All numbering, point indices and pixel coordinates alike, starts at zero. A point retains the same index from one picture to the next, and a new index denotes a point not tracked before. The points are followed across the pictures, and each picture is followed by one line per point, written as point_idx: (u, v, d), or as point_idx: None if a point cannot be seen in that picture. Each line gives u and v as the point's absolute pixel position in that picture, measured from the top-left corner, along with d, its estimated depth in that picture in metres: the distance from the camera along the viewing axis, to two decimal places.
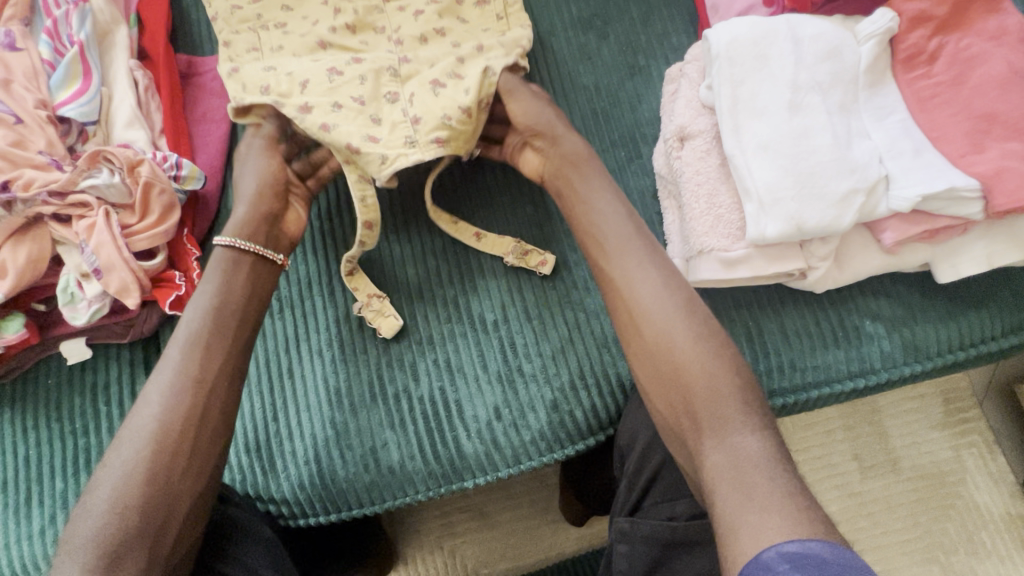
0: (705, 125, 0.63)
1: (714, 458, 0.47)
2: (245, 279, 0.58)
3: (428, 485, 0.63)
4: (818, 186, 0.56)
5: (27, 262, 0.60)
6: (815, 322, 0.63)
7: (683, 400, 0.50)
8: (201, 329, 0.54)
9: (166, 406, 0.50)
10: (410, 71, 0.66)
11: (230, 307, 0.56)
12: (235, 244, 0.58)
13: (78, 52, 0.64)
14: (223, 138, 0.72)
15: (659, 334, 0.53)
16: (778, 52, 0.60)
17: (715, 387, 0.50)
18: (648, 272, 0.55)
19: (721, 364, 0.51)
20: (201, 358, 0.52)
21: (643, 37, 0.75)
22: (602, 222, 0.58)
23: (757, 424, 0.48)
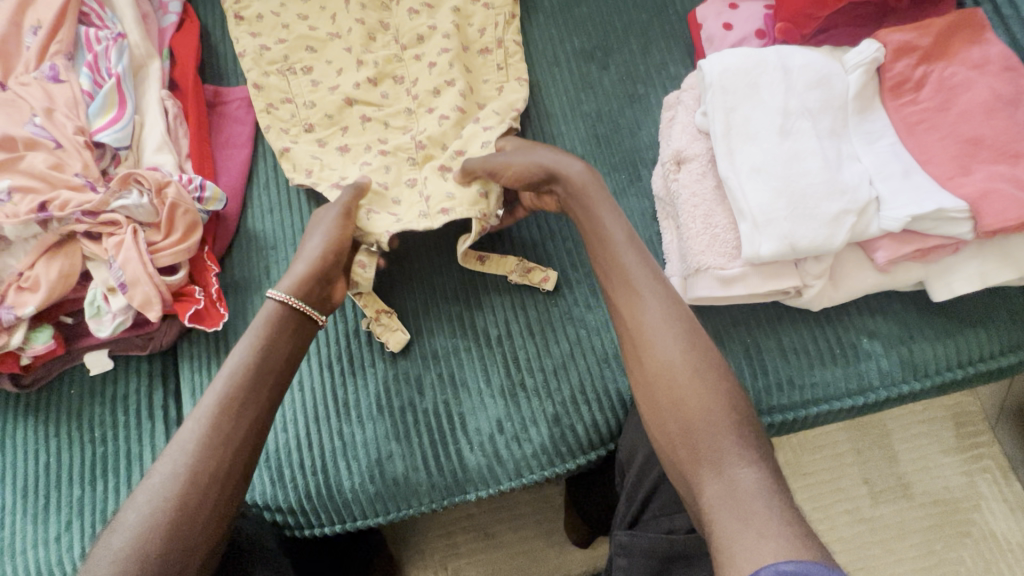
0: (701, 149, 0.65)
1: (714, 491, 0.47)
2: (291, 335, 0.58)
3: (431, 497, 0.64)
4: (810, 207, 0.58)
5: (58, 277, 0.64)
6: (812, 338, 0.65)
7: (683, 425, 0.51)
8: (257, 338, 0.57)
9: (214, 406, 0.52)
10: (426, 157, 0.72)
11: (270, 320, 0.58)
12: (288, 301, 0.59)
13: (115, 85, 0.69)
14: (244, 162, 0.76)
15: (660, 359, 0.54)
16: (769, 81, 0.63)
17: (712, 411, 0.51)
18: (658, 293, 0.56)
19: (718, 388, 0.52)
20: (246, 391, 0.53)
21: (643, 67, 0.79)
22: (633, 264, 0.58)
23: (754, 450, 0.49)
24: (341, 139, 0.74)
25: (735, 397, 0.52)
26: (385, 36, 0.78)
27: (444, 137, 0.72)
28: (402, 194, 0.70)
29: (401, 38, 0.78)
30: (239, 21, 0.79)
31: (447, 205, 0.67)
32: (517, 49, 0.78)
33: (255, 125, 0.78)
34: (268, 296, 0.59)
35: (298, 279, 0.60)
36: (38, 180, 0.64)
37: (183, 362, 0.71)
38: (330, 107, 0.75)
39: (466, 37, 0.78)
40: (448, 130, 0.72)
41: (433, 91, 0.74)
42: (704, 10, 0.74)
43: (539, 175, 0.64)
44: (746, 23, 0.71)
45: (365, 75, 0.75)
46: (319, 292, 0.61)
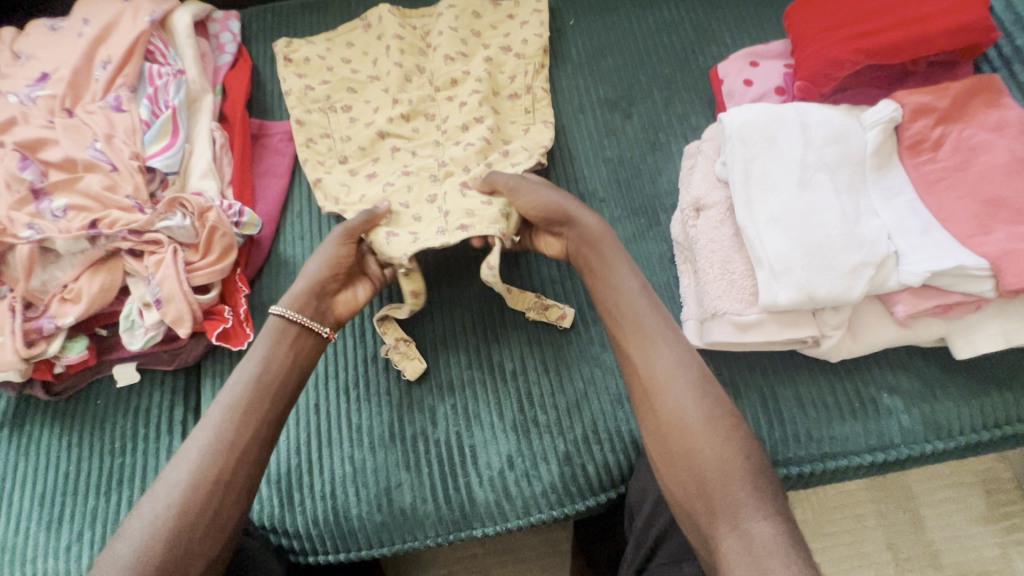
0: (719, 197, 0.67)
1: (730, 543, 0.46)
2: (294, 348, 0.60)
3: (437, 531, 0.64)
4: (828, 258, 0.59)
5: (100, 290, 0.67)
6: (829, 390, 0.64)
7: (697, 479, 0.50)
8: (269, 350, 0.59)
9: (223, 413, 0.54)
10: (447, 174, 0.75)
11: (285, 334, 0.60)
12: (286, 314, 0.61)
13: (170, 115, 0.74)
14: (281, 191, 0.81)
15: (673, 401, 0.54)
16: (787, 135, 0.64)
17: (728, 463, 0.50)
18: (667, 342, 0.57)
19: (732, 438, 0.51)
20: (256, 400, 0.55)
21: (665, 117, 0.82)
22: (640, 305, 0.59)
23: (768, 501, 0.48)
24: (371, 167, 0.78)
25: (749, 448, 0.51)
26: (421, 79, 0.83)
27: (467, 159, 0.75)
28: (423, 213, 0.71)
29: (436, 82, 0.82)
30: (287, 62, 0.85)
31: (467, 222, 0.67)
32: (544, 96, 0.82)
33: (294, 157, 0.83)
34: (271, 310, 0.61)
35: (303, 298, 0.62)
36: (92, 199, 0.69)
37: (206, 379, 0.73)
38: (364, 142, 0.79)
39: (498, 85, 0.82)
40: (471, 154, 0.75)
41: (462, 126, 0.78)
42: (724, 67, 0.77)
43: (557, 215, 0.65)
44: (766, 80, 0.74)
45: (400, 115, 0.79)
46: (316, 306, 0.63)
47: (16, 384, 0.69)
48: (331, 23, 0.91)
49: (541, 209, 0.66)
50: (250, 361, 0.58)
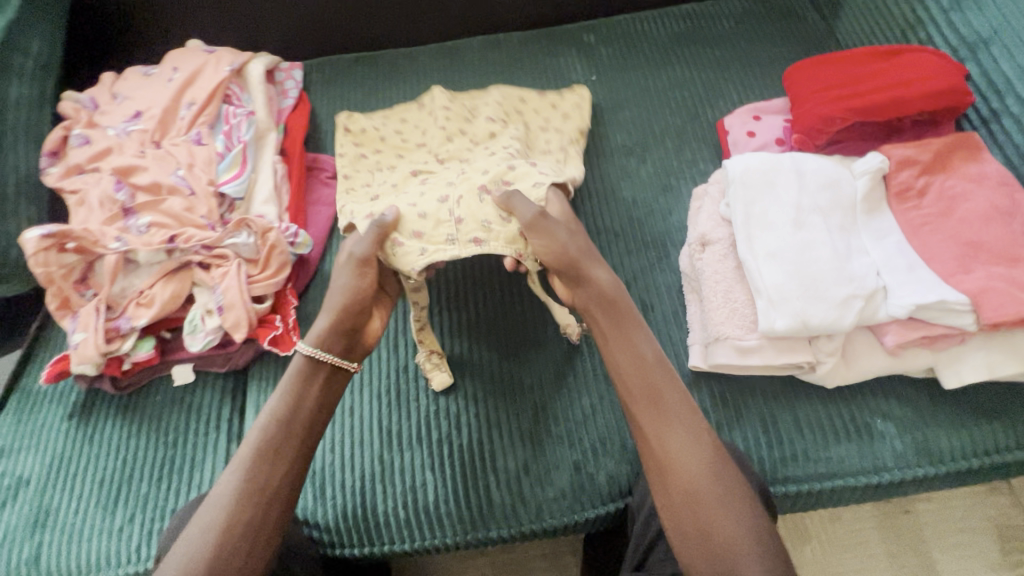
0: (723, 234, 0.74)
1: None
2: (319, 388, 0.65)
3: (455, 530, 0.69)
4: (821, 290, 0.65)
5: (170, 297, 0.77)
6: (826, 413, 0.68)
7: (708, 557, 0.52)
8: (295, 391, 0.63)
9: (250, 455, 0.59)
10: (465, 179, 0.78)
11: (309, 374, 0.65)
12: (314, 354, 0.65)
13: (240, 150, 0.85)
14: (329, 217, 0.91)
15: (685, 469, 0.56)
16: (784, 181, 0.72)
17: (740, 542, 0.52)
18: (680, 414, 0.59)
19: (744, 519, 0.53)
20: (281, 443, 0.60)
21: (676, 162, 0.91)
22: (657, 368, 0.62)
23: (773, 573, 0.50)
24: None
25: (759, 528, 0.53)
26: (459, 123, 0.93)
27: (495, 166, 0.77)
28: (430, 213, 0.74)
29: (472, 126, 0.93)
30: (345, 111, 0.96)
31: (481, 235, 0.71)
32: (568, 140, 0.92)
33: None
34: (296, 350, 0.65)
35: (326, 336, 0.67)
36: (172, 218, 0.79)
37: (253, 382, 0.81)
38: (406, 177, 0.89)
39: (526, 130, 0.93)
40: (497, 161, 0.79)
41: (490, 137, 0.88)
42: (730, 120, 0.86)
43: (567, 262, 0.67)
44: (767, 132, 0.83)
45: (439, 153, 0.89)
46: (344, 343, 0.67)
47: (90, 377, 0.79)
48: (381, 74, 1.04)
49: (553, 256, 0.67)
50: (274, 401, 0.63)
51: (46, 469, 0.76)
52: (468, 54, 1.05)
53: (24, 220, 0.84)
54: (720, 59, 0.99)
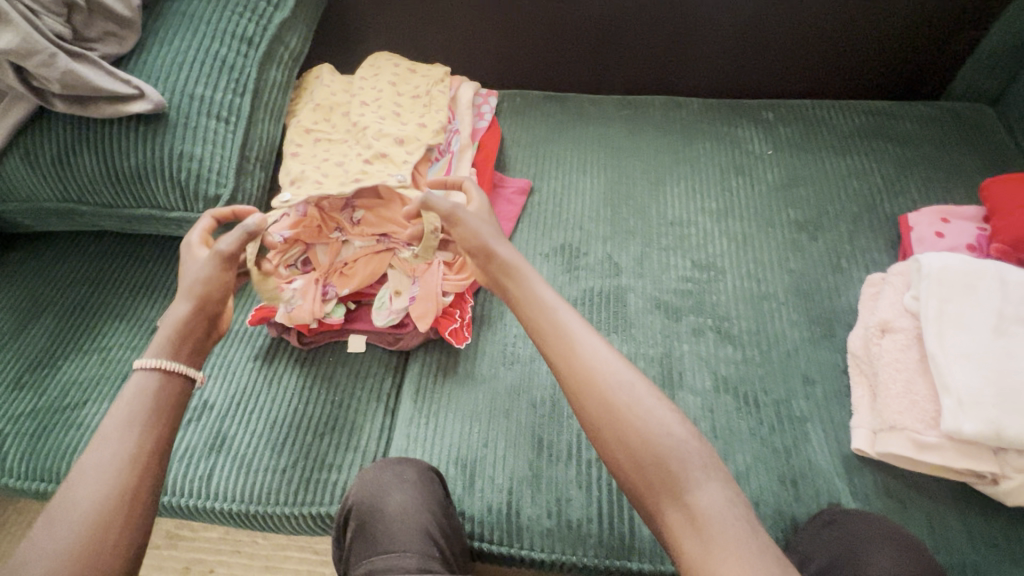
0: (908, 325, 0.74)
1: (675, 519, 0.51)
2: (167, 392, 0.57)
3: (598, 552, 0.70)
4: (1019, 403, 0.64)
5: (370, 274, 0.86)
6: (1000, 530, 0.66)
7: (646, 469, 0.53)
8: (135, 409, 0.55)
9: (106, 466, 0.51)
10: None
11: (148, 394, 0.56)
12: (159, 367, 0.57)
13: (433, 145, 0.95)
14: (506, 233, 0.97)
15: (611, 406, 0.56)
16: (985, 286, 0.72)
17: (670, 449, 0.54)
18: (595, 346, 0.60)
19: (662, 414, 0.55)
20: (133, 453, 0.52)
21: (849, 247, 0.92)
22: (561, 314, 0.63)
23: (702, 464, 0.53)
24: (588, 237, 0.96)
25: (675, 432, 0.54)
26: (633, 180, 1.03)
27: None
28: None
29: (647, 182, 1.02)
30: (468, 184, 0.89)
31: None
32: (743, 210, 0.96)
33: (521, 208, 1.00)
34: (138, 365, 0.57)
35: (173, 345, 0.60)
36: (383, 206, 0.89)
37: (416, 364, 0.86)
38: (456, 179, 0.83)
39: (695, 191, 1.01)
40: None
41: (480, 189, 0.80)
42: (916, 217, 0.87)
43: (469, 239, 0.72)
44: (958, 236, 0.83)
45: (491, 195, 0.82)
46: (190, 351, 0.61)
47: (281, 328, 0.88)
48: (566, 114, 1.13)
49: None
50: (113, 433, 0.53)
51: (227, 401, 0.84)
52: (649, 106, 1.13)
53: (254, 183, 0.95)
54: (902, 156, 1.01)
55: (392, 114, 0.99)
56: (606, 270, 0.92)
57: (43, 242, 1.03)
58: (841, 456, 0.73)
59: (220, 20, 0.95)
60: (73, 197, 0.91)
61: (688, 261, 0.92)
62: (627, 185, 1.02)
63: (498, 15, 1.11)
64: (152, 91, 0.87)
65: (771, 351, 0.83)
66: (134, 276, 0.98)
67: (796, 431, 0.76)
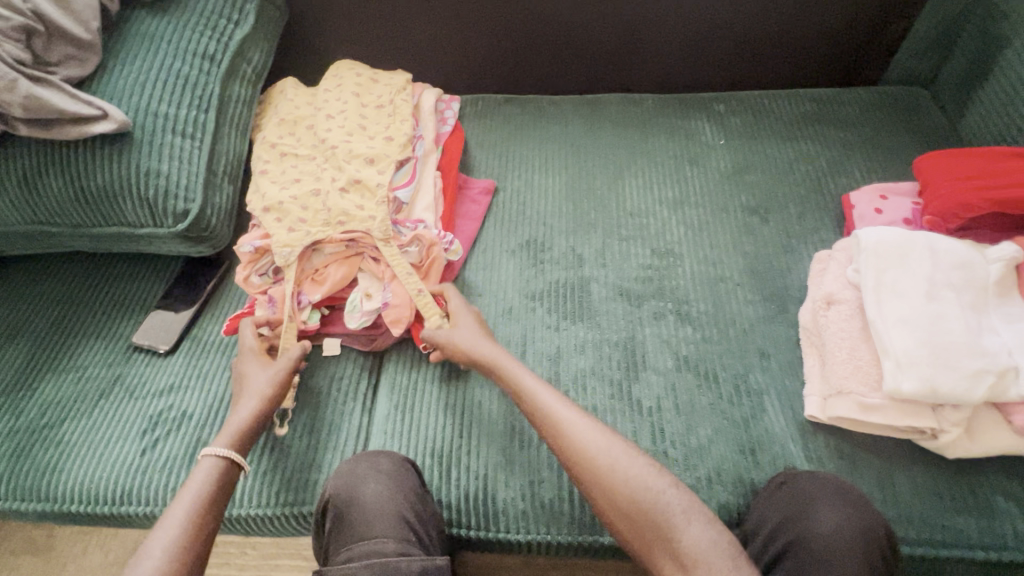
0: (851, 296, 0.79)
1: (669, 565, 0.60)
2: (223, 479, 0.71)
3: (571, 529, 0.74)
4: (952, 361, 0.69)
5: (341, 279, 0.88)
6: (943, 481, 0.71)
7: (638, 527, 0.63)
8: (200, 492, 0.68)
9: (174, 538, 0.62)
10: None
11: (213, 483, 0.69)
12: (226, 455, 0.72)
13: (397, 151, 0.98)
14: (473, 233, 1.00)
15: (601, 473, 0.66)
16: (918, 255, 0.77)
17: (654, 503, 0.63)
18: (575, 420, 0.71)
19: (642, 471, 0.65)
20: (198, 528, 0.65)
21: (798, 227, 0.97)
22: (547, 398, 0.73)
23: (683, 510, 0.62)
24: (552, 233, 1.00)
25: (656, 487, 0.64)
26: (593, 175, 1.07)
27: None
28: None
29: (606, 177, 1.06)
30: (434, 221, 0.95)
31: None
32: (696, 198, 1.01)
33: (486, 207, 1.04)
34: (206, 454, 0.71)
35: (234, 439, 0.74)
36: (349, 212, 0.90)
37: (390, 363, 0.89)
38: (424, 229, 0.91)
39: (653, 182, 1.05)
40: None
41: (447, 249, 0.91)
42: (857, 196, 0.92)
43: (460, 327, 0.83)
44: (895, 211, 0.88)
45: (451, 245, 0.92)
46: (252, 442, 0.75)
47: None
48: (527, 115, 1.17)
49: None
50: (181, 511, 0.65)
51: (206, 410, 0.85)
52: (605, 104, 1.17)
53: (223, 196, 0.97)
54: (845, 140, 1.07)
55: (355, 123, 1.01)
56: (570, 262, 0.96)
57: (14, 265, 1.03)
58: (796, 423, 0.78)
59: (180, 39, 0.97)
60: (41, 219, 0.92)
61: (648, 249, 0.96)
62: (587, 180, 1.06)
63: (455, 21, 1.14)
64: (116, 111, 0.88)
65: (729, 329, 0.87)
66: (108, 294, 0.99)
67: (753, 403, 0.80)
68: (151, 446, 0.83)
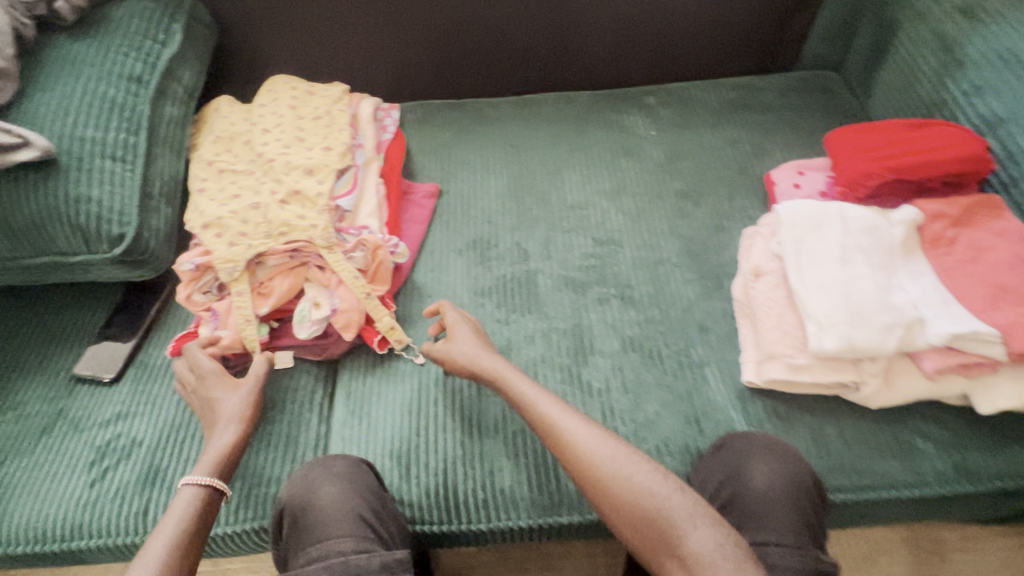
0: (775, 267, 0.85)
1: (675, 570, 0.60)
2: (205, 506, 0.70)
3: (531, 513, 0.76)
4: (865, 317, 0.74)
5: (288, 291, 0.88)
6: (869, 430, 0.76)
7: (644, 534, 0.63)
8: (180, 521, 0.67)
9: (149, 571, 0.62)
10: None
11: (193, 511, 0.69)
12: (205, 484, 0.71)
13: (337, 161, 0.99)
14: (419, 235, 1.02)
15: (606, 481, 0.66)
16: (830, 224, 0.83)
17: (657, 508, 0.63)
18: (580, 430, 0.70)
19: (647, 477, 0.65)
20: (175, 558, 0.64)
21: (728, 208, 1.03)
22: (551, 408, 0.72)
23: (688, 515, 0.61)
24: (497, 230, 1.02)
25: (661, 493, 0.63)
26: (533, 172, 1.10)
27: None
28: None
29: (547, 172, 1.10)
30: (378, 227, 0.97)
31: None
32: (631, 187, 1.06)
33: (431, 210, 1.06)
34: (187, 483, 0.71)
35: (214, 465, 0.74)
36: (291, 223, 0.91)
37: (344, 369, 0.89)
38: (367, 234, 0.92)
39: (591, 175, 1.09)
40: None
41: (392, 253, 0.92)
42: (777, 173, 0.99)
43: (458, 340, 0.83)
44: (812, 185, 0.95)
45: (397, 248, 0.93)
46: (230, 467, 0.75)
47: None
48: (466, 119, 1.20)
49: None
50: (161, 543, 0.65)
51: (157, 435, 0.84)
52: (542, 103, 1.21)
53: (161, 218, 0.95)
54: (766, 123, 1.14)
55: (293, 137, 1.02)
56: (516, 257, 0.98)
57: None
58: (735, 389, 0.82)
59: (103, 62, 0.95)
60: None
61: (590, 239, 1.00)
62: (528, 177, 1.09)
63: (387, 30, 1.16)
64: (37, 137, 0.86)
65: (669, 308, 0.91)
66: (45, 327, 0.96)
67: (695, 375, 0.84)
68: (100, 477, 0.81)
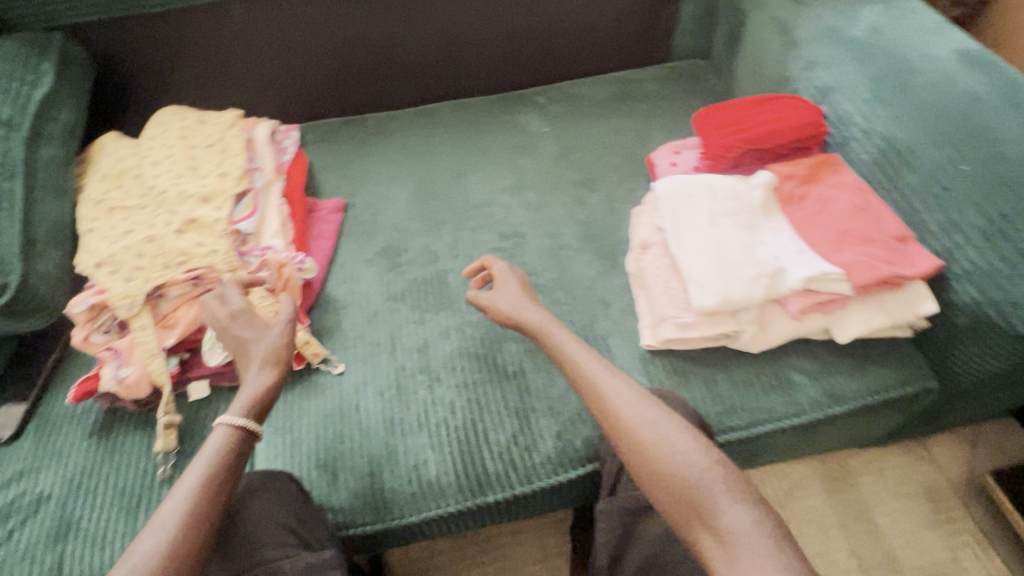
0: (659, 239, 0.93)
1: (707, 542, 0.58)
2: (240, 453, 0.68)
3: (459, 498, 0.79)
4: (735, 273, 0.83)
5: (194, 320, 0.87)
6: (753, 372, 0.85)
7: (678, 500, 0.61)
8: (210, 464, 0.65)
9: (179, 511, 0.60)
10: None
11: (227, 456, 0.66)
12: (240, 424, 0.69)
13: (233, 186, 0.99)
14: (328, 250, 1.03)
15: (646, 443, 0.65)
16: (700, 194, 0.92)
17: (693, 473, 0.61)
18: (626, 391, 0.70)
19: (690, 443, 0.64)
20: (208, 498, 0.62)
21: (619, 191, 1.11)
22: (596, 371, 0.73)
23: (727, 489, 0.60)
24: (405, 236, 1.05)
25: (701, 462, 0.62)
26: (437, 177, 1.14)
27: None
28: None
29: (449, 176, 1.14)
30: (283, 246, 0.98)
31: None
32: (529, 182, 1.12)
33: (337, 224, 1.07)
34: (223, 421, 0.68)
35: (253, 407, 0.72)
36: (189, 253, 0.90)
37: None
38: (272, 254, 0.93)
39: (492, 174, 1.14)
40: None
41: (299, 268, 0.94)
42: (657, 155, 1.08)
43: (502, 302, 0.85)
44: (686, 162, 1.04)
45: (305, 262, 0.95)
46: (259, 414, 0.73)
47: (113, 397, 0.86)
48: (366, 133, 1.22)
49: None
50: (195, 478, 0.63)
51: (66, 486, 0.81)
52: (440, 112, 1.26)
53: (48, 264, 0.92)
54: (647, 111, 1.23)
55: (186, 167, 1.01)
56: (427, 259, 1.02)
57: None
58: (637, 354, 0.89)
59: None
60: None
61: (496, 234, 1.05)
62: (433, 183, 1.13)
63: (275, 54, 1.17)
64: None
65: (574, 289, 0.97)
66: None
67: (600, 347, 0.90)
68: (3, 540, 0.77)
